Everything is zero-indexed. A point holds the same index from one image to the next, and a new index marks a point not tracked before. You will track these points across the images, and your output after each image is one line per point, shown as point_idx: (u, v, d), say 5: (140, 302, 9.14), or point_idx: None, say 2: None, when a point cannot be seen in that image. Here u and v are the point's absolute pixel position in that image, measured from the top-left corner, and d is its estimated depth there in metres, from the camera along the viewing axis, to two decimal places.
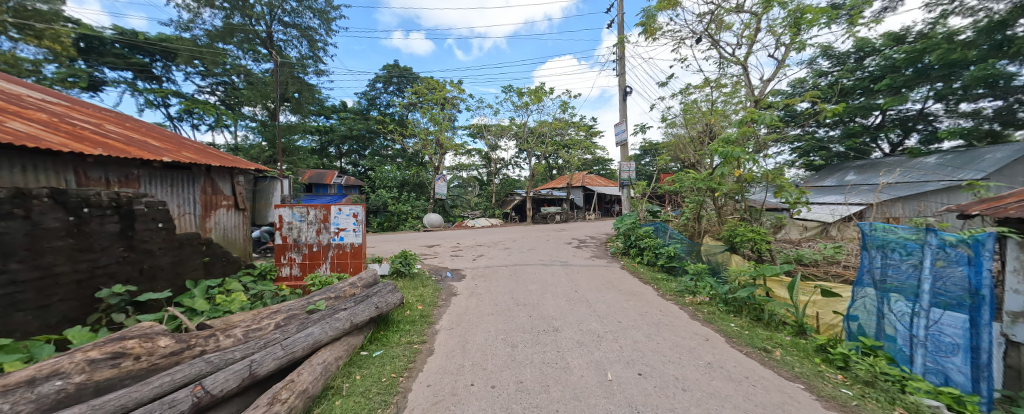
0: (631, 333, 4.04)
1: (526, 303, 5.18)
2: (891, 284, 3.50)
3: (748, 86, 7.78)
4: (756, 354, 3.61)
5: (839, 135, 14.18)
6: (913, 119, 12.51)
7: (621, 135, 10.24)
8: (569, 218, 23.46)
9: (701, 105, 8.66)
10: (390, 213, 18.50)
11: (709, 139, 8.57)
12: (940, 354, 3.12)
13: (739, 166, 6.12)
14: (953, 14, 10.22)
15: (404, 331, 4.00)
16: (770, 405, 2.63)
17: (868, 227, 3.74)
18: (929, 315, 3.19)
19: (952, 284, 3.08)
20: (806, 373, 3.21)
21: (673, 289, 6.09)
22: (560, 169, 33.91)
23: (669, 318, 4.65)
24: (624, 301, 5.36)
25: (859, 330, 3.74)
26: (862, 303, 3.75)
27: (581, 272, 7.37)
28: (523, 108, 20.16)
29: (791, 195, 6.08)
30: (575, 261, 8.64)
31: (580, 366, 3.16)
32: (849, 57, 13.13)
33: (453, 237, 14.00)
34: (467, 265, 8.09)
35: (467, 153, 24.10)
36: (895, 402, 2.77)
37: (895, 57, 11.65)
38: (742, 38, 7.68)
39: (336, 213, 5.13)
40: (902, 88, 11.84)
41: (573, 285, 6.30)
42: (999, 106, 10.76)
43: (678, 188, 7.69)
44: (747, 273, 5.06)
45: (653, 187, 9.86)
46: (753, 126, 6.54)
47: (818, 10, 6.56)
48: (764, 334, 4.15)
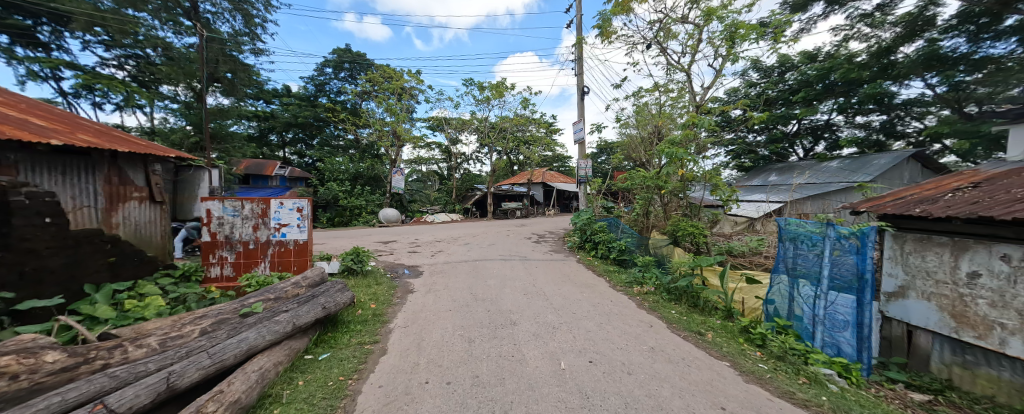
0: (584, 324, 4.24)
1: (485, 298, 5.20)
2: (800, 271, 4.04)
3: (692, 93, 8.44)
4: (691, 337, 3.98)
5: (765, 140, 15.97)
6: (821, 128, 14.39)
7: (579, 133, 10.57)
8: (529, 213, 23.82)
9: (651, 108, 9.23)
10: (341, 208, 17.34)
11: (657, 140, 9.17)
12: (835, 330, 3.67)
13: (682, 165, 6.68)
14: (853, 38, 11.88)
15: (355, 331, 3.80)
16: (701, 382, 2.92)
17: (783, 222, 4.29)
18: (828, 297, 3.74)
19: (845, 270, 3.63)
20: (731, 351, 3.61)
21: (623, 280, 6.47)
22: (521, 166, 34.29)
23: (619, 308, 4.95)
24: (579, 294, 5.58)
25: (775, 312, 4.29)
26: (778, 289, 4.29)
27: (540, 266, 7.57)
28: (484, 103, 20.09)
29: (724, 193, 6.65)
30: (534, 256, 8.82)
31: (535, 358, 3.25)
32: (774, 72, 14.83)
33: (411, 233, 13.50)
34: (425, 261, 7.93)
35: (426, 146, 23.46)
36: (800, 372, 3.22)
37: (809, 73, 13.30)
38: (685, 47, 8.31)
39: (277, 208, 4.71)
40: (814, 100, 13.54)
41: (531, 279, 6.45)
42: (884, 119, 12.84)
43: (630, 185, 8.12)
44: (686, 264, 5.52)
45: (608, 184, 10.31)
46: (694, 129, 7.12)
47: (749, 27, 7.30)
48: (699, 319, 4.57)
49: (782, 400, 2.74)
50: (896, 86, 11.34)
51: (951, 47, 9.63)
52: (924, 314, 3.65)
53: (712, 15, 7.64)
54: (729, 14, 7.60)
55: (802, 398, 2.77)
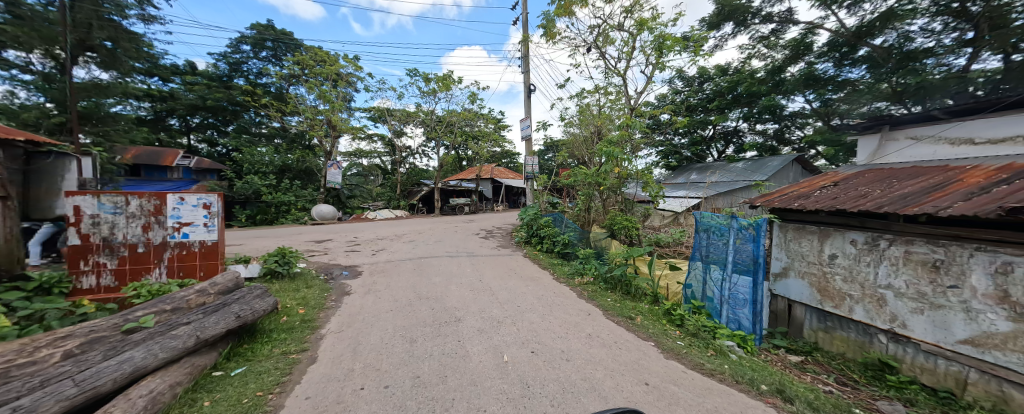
0: (528, 316, 4.35)
1: (429, 296, 5.05)
2: (712, 258, 4.63)
3: (627, 96, 9.08)
4: (623, 322, 4.33)
5: (687, 143, 17.85)
6: (731, 134, 16.56)
7: (526, 130, 10.74)
8: (478, 209, 23.65)
9: (593, 109, 9.73)
10: (264, 204, 15.43)
11: (598, 139, 9.69)
12: (736, 307, 4.27)
13: (618, 164, 7.24)
14: (755, 57, 13.78)
15: (278, 340, 3.43)
16: (630, 362, 3.20)
17: (700, 215, 4.86)
18: (732, 279, 4.34)
19: (744, 255, 4.23)
20: (656, 332, 4.00)
21: (566, 272, 6.78)
22: (470, 161, 33.91)
23: (561, 299, 5.18)
24: (524, 287, 5.72)
25: (692, 295, 4.86)
26: (694, 274, 4.87)
27: (487, 262, 7.58)
28: (430, 95, 19.41)
29: (654, 189, 7.28)
30: (481, 251, 8.83)
31: (478, 353, 3.25)
32: (695, 82, 16.61)
33: (349, 231, 12.56)
34: (364, 261, 7.44)
35: (366, 137, 21.95)
36: (709, 346, 3.71)
37: (722, 85, 15.16)
38: (621, 53, 8.89)
39: (176, 204, 4.06)
40: (726, 109, 15.48)
41: (478, 275, 6.43)
42: (777, 128, 15.19)
43: (573, 182, 8.50)
44: (621, 255, 5.96)
45: (553, 180, 10.66)
46: (629, 131, 7.68)
47: (674, 40, 8.06)
48: (631, 305, 4.98)
49: (695, 371, 3.11)
50: (785, 100, 13.46)
51: (823, 69, 11.77)
52: (800, 290, 4.43)
53: (643, 25, 8.28)
54: (657, 26, 8.30)
55: (710, 368, 3.18)
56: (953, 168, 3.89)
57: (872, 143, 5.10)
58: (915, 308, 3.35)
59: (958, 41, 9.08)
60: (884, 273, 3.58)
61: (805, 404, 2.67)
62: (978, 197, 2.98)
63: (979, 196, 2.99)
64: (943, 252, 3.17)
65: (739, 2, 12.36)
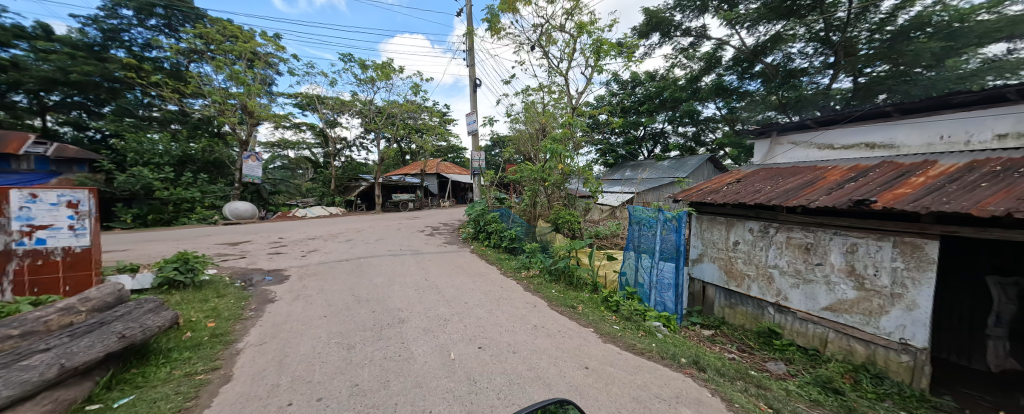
0: (475, 312, 4.34)
1: (369, 298, 4.75)
2: (642, 247, 5.08)
3: (569, 96, 9.44)
4: (567, 311, 4.54)
5: (623, 142, 19.26)
6: (658, 135, 18.24)
7: (472, 125, 10.57)
8: (423, 205, 22.84)
9: (538, 106, 9.93)
10: (159, 201, 12.92)
11: (542, 136, 9.94)
12: (662, 291, 4.76)
13: (562, 160, 7.56)
14: (677, 66, 15.29)
15: (178, 361, 2.93)
16: (573, 349, 3.37)
17: (633, 208, 5.28)
18: (659, 266, 4.81)
19: (669, 244, 4.70)
20: (595, 319, 4.27)
21: (513, 267, 6.89)
22: (413, 155, 32.49)
23: (508, 293, 5.25)
24: (471, 283, 5.68)
25: (626, 282, 5.29)
26: (628, 262, 5.30)
27: (433, 259, 7.38)
28: (368, 84, 18.13)
29: (593, 185, 7.72)
30: (426, 249, 8.55)
31: (424, 353, 3.15)
32: (629, 86, 17.92)
33: (273, 231, 11.21)
34: (292, 264, 6.71)
35: (292, 126, 19.75)
36: (640, 327, 4.08)
37: (650, 90, 16.57)
38: (563, 54, 9.20)
39: (23, 202, 3.24)
40: (654, 112, 16.97)
41: (423, 273, 6.22)
42: (695, 131, 17.12)
43: (519, 178, 8.64)
44: (564, 248, 6.22)
45: (499, 176, 10.70)
46: (571, 129, 8.00)
47: (611, 45, 8.57)
48: (573, 295, 5.24)
49: (629, 352, 3.40)
50: (702, 107, 15.22)
51: (730, 81, 13.53)
52: (712, 273, 5.07)
53: (583, 28, 8.67)
54: (596, 30, 8.76)
55: (641, 348, 3.50)
56: (821, 168, 4.74)
57: (765, 146, 5.95)
58: (793, 283, 4.06)
59: (825, 64, 11.13)
60: (772, 255, 4.28)
61: (715, 371, 3.09)
62: (836, 192, 3.69)
63: (837, 190, 3.73)
64: (812, 237, 3.89)
65: (665, 15, 13.61)
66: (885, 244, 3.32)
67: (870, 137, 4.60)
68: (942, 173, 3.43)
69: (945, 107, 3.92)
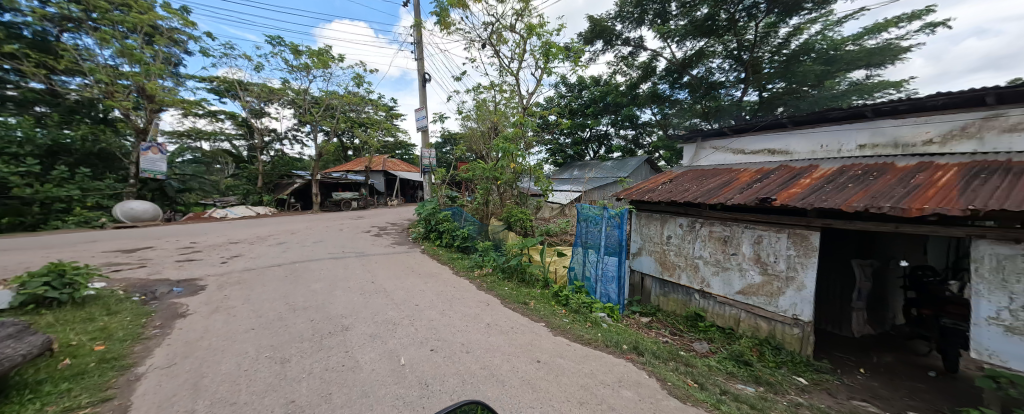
0: (427, 314, 4.24)
1: (306, 306, 4.38)
2: (589, 243, 5.36)
3: (519, 96, 9.59)
4: (519, 308, 4.65)
5: (571, 142, 20.08)
6: (602, 136, 19.33)
7: (421, 121, 10.25)
8: (368, 204, 21.63)
9: (489, 105, 9.94)
10: (19, 201, 10.53)
11: (494, 134, 9.98)
12: (606, 283, 5.10)
13: (514, 159, 7.70)
14: (619, 72, 16.36)
15: (54, 393, 2.39)
16: (524, 344, 3.47)
17: (580, 206, 5.53)
18: (604, 260, 5.12)
19: (612, 240, 5.02)
20: (546, 313, 4.44)
21: (465, 266, 6.84)
22: (356, 151, 30.54)
23: (460, 293, 5.22)
24: (422, 285, 5.53)
25: (575, 276, 5.55)
26: (576, 258, 5.56)
27: (381, 261, 7.04)
28: (302, 71, 16.66)
29: (544, 183, 7.95)
30: (373, 250, 8.12)
31: (371, 361, 3.01)
32: (576, 89, 18.73)
33: (184, 235, 9.76)
34: (210, 272, 5.91)
35: (205, 114, 17.36)
36: (586, 319, 4.33)
37: (595, 93, 17.50)
38: (513, 54, 9.33)
39: None
40: (598, 115, 17.95)
41: (370, 276, 5.90)
42: (634, 134, 18.45)
43: (471, 176, 8.59)
44: (517, 245, 6.31)
45: (451, 174, 10.53)
46: (522, 129, 8.15)
47: (559, 48, 8.90)
48: (526, 292, 5.37)
49: (577, 343, 3.60)
50: (640, 112, 16.46)
51: (664, 89, 14.81)
52: (649, 265, 5.54)
53: (532, 30, 8.88)
54: (544, 33, 9.02)
55: (587, 338, 3.72)
56: (736, 170, 5.42)
57: (692, 150, 6.61)
58: (714, 272, 4.61)
59: (738, 78, 12.73)
60: (698, 247, 4.80)
61: (651, 354, 3.41)
62: (746, 191, 4.26)
63: (747, 190, 4.31)
64: (729, 230, 4.45)
65: (606, 24, 14.51)
66: (782, 236, 3.93)
67: (772, 144, 5.35)
68: (822, 175, 4.14)
69: (825, 121, 4.70)
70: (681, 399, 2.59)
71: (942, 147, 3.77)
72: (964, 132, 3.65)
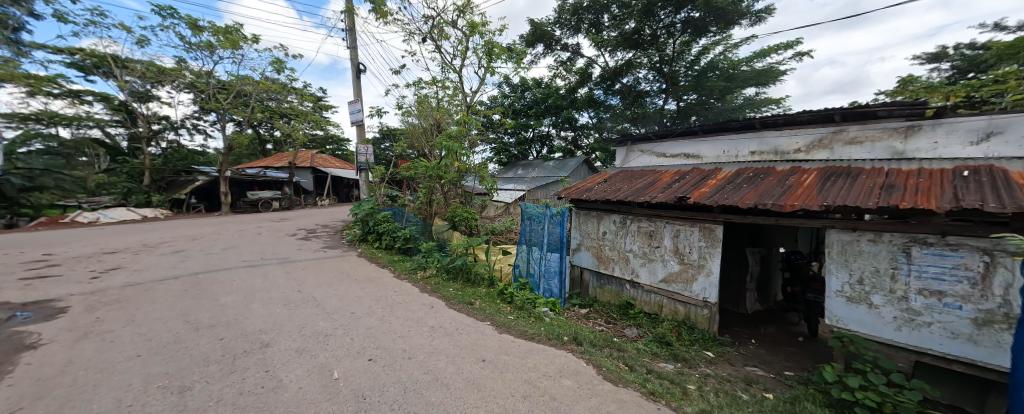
0: (364, 321, 4.00)
1: (214, 323, 3.81)
2: (533, 240, 5.54)
3: (463, 93, 9.46)
4: (464, 308, 4.63)
5: (515, 142, 20.39)
6: (544, 137, 19.97)
7: (356, 115, 9.56)
8: (293, 204, 19.51)
9: (431, 101, 9.65)
10: None
11: (437, 132, 9.73)
12: (549, 279, 5.33)
13: (458, 158, 7.60)
14: (558, 76, 17.07)
15: None
16: (469, 345, 3.47)
17: (525, 205, 5.68)
18: (547, 257, 5.34)
19: (554, 237, 5.26)
20: (491, 312, 4.49)
21: (407, 268, 6.57)
22: (278, 145, 27.31)
23: (401, 297, 5.01)
24: (359, 290, 5.19)
25: (519, 273, 5.69)
26: (521, 255, 5.70)
27: (310, 267, 6.42)
28: (204, 50, 14.44)
29: (489, 183, 7.97)
30: (300, 255, 7.37)
31: (298, 378, 2.74)
32: (519, 89, 19.13)
33: (37, 245, 7.79)
34: (76, 291, 4.81)
35: (64, 94, 14.05)
36: (530, 315, 4.48)
37: (537, 95, 18.04)
38: (456, 50, 9.18)
39: None
40: (540, 116, 18.49)
41: (297, 285, 5.35)
42: (574, 135, 19.35)
43: (413, 174, 8.27)
44: (462, 245, 6.25)
45: (391, 172, 10.01)
46: (466, 127, 8.08)
47: (501, 49, 8.98)
48: (471, 291, 5.36)
49: (521, 339, 3.70)
50: (579, 115, 17.38)
51: (599, 94, 15.82)
52: (587, 259, 5.92)
53: (474, 28, 8.82)
54: (487, 32, 9.03)
55: (531, 333, 3.85)
56: (660, 171, 6.03)
57: (623, 153, 7.18)
58: (641, 263, 5.10)
59: (660, 89, 14.17)
60: (628, 242, 5.26)
61: (589, 343, 3.66)
62: (667, 191, 4.78)
63: (667, 189, 4.83)
64: (653, 226, 4.96)
65: (546, 29, 15.04)
66: (695, 230, 4.51)
67: (687, 149, 6.07)
68: (725, 177, 4.82)
69: (727, 130, 5.49)
70: (614, 383, 2.83)
71: (806, 155, 4.67)
72: (820, 143, 4.57)
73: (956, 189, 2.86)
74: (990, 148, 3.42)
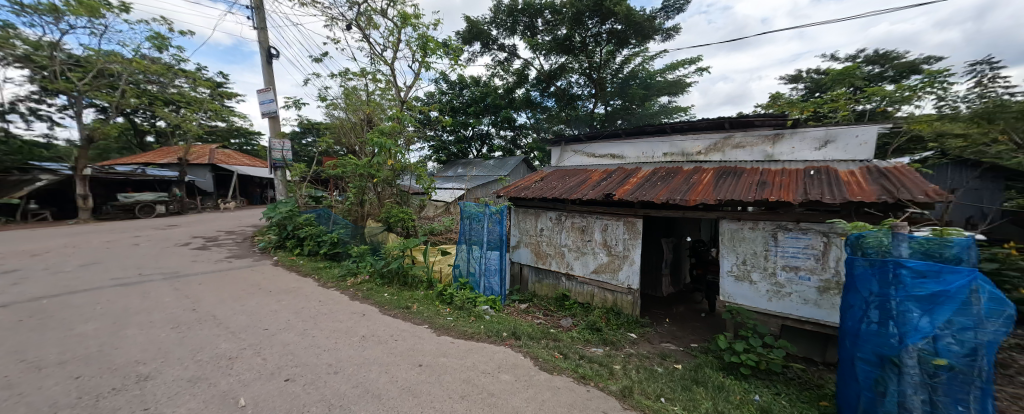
0: (281, 338, 3.55)
1: (68, 359, 3.03)
2: (473, 239, 5.49)
3: (396, 87, 8.96)
4: (400, 313, 4.41)
5: (454, 140, 19.95)
6: (483, 136, 19.91)
7: (268, 105, 8.43)
8: (186, 207, 16.46)
9: (360, 94, 8.95)
10: None
11: (367, 127, 9.07)
12: (489, 277, 5.35)
13: (392, 156, 7.19)
14: (496, 76, 17.19)
15: None
16: (405, 351, 3.30)
17: (463, 204, 5.59)
18: (487, 255, 5.34)
19: (494, 235, 5.29)
20: (429, 314, 4.36)
21: (334, 276, 6.00)
22: (164, 138, 22.79)
23: (328, 307, 4.57)
24: (275, 304, 4.60)
25: (459, 273, 5.61)
26: (461, 255, 5.61)
27: (210, 282, 5.49)
28: (48, 15, 11.37)
29: (427, 182, 7.68)
30: (197, 268, 6.26)
31: (191, 410, 2.33)
32: (457, 87, 18.83)
33: None
34: None
35: None
36: (470, 314, 4.46)
37: (475, 93, 17.89)
38: (387, 41, 8.65)
39: None
40: (479, 115, 18.37)
41: (192, 303, 4.53)
42: (513, 135, 19.62)
43: (340, 173, 7.59)
44: (397, 247, 5.95)
45: (314, 170, 9.06)
46: (400, 123, 7.68)
47: (436, 44, 8.71)
48: (408, 295, 5.14)
49: (460, 339, 3.66)
50: (517, 115, 17.72)
51: (536, 96, 16.29)
52: (526, 256, 6.09)
53: (407, 20, 8.42)
54: (420, 25, 8.68)
55: (470, 332, 3.84)
56: (590, 170, 6.45)
57: (557, 152, 7.51)
58: (575, 257, 5.42)
59: (590, 93, 15.13)
60: (563, 237, 5.54)
61: (526, 336, 3.77)
62: (596, 188, 5.13)
63: (596, 187, 5.18)
64: (584, 221, 5.30)
65: (483, 28, 15.03)
66: (619, 224, 4.93)
67: (612, 150, 6.59)
68: (644, 176, 5.34)
69: (645, 134, 6.11)
70: (549, 372, 2.96)
71: (705, 156, 5.43)
72: (715, 147, 5.35)
73: (807, 185, 3.58)
74: (828, 152, 4.41)
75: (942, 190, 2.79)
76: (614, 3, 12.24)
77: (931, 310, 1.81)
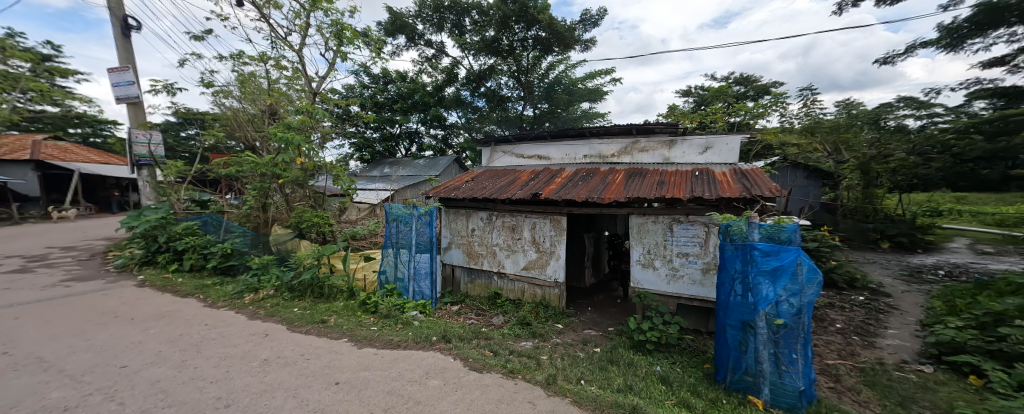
0: (149, 375, 2.88)
1: None
2: (400, 242, 5.16)
3: (306, 76, 7.98)
4: (314, 329, 3.95)
5: (379, 137, 18.60)
6: (411, 134, 18.97)
7: (128, 89, 6.76)
8: None
9: (259, 82, 7.75)
10: None
11: (270, 120, 7.90)
12: (419, 280, 5.13)
13: (302, 153, 6.39)
14: (423, 72, 16.54)
15: None
16: (319, 370, 2.97)
17: (389, 206, 5.21)
18: (416, 258, 5.10)
19: (423, 236, 5.09)
20: (349, 326, 4.01)
21: (227, 294, 5.08)
22: None
23: (220, 330, 3.87)
24: (142, 334, 3.71)
25: (386, 280, 5.24)
26: (387, 260, 5.25)
27: (35, 314, 4.17)
28: None
29: (346, 183, 7.02)
30: (13, 298, 4.70)
31: None
32: (380, 81, 17.61)
33: None
34: None
35: None
36: (398, 321, 4.22)
37: (401, 89, 16.96)
38: (293, 24, 7.65)
39: None
40: (405, 113, 17.46)
41: (3, 345, 3.38)
42: (444, 134, 19.11)
43: (235, 172, 6.49)
44: (310, 256, 5.33)
45: (198, 169, 7.56)
46: (313, 117, 6.88)
47: (353, 32, 8.01)
48: (324, 308, 4.64)
49: (385, 349, 3.44)
50: (446, 113, 17.31)
51: (466, 95, 16.15)
52: (457, 257, 6.01)
53: (316, 3, 7.57)
54: (333, 10, 7.87)
55: (397, 341, 3.64)
56: (519, 170, 6.64)
57: (487, 152, 7.56)
58: (505, 255, 5.53)
59: (519, 96, 15.58)
60: (494, 236, 5.61)
61: (457, 338, 3.72)
62: (524, 188, 5.30)
63: (525, 187, 5.36)
64: (513, 220, 5.45)
65: (407, 21, 14.33)
66: (545, 221, 5.19)
67: (539, 151, 6.90)
68: (567, 176, 5.70)
69: (567, 136, 6.53)
70: (479, 370, 2.98)
71: (618, 158, 6.03)
72: (625, 150, 5.98)
73: (695, 184, 4.23)
74: (708, 156, 5.28)
75: (781, 188, 3.58)
76: (538, 11, 12.81)
77: (774, 280, 2.32)
